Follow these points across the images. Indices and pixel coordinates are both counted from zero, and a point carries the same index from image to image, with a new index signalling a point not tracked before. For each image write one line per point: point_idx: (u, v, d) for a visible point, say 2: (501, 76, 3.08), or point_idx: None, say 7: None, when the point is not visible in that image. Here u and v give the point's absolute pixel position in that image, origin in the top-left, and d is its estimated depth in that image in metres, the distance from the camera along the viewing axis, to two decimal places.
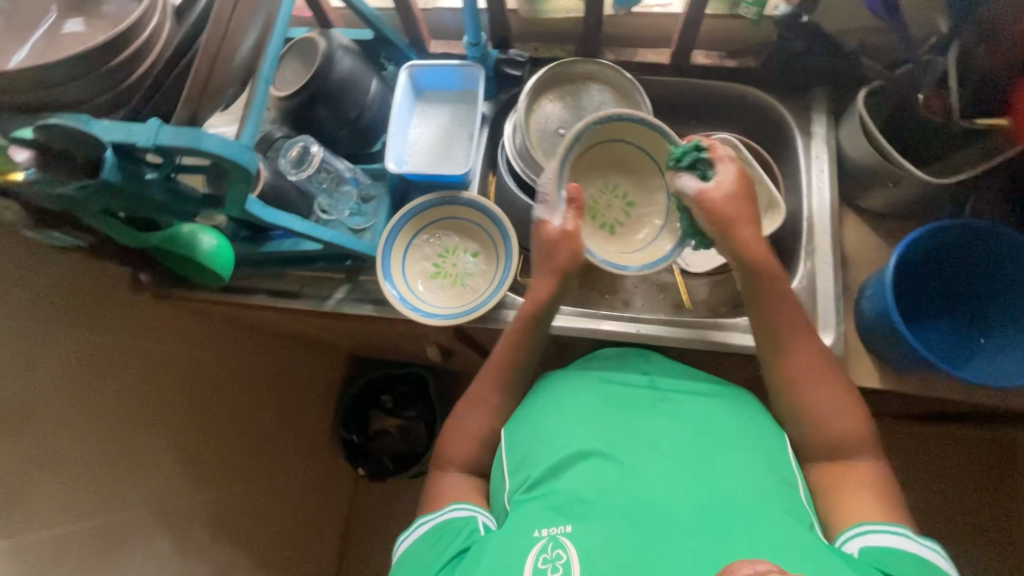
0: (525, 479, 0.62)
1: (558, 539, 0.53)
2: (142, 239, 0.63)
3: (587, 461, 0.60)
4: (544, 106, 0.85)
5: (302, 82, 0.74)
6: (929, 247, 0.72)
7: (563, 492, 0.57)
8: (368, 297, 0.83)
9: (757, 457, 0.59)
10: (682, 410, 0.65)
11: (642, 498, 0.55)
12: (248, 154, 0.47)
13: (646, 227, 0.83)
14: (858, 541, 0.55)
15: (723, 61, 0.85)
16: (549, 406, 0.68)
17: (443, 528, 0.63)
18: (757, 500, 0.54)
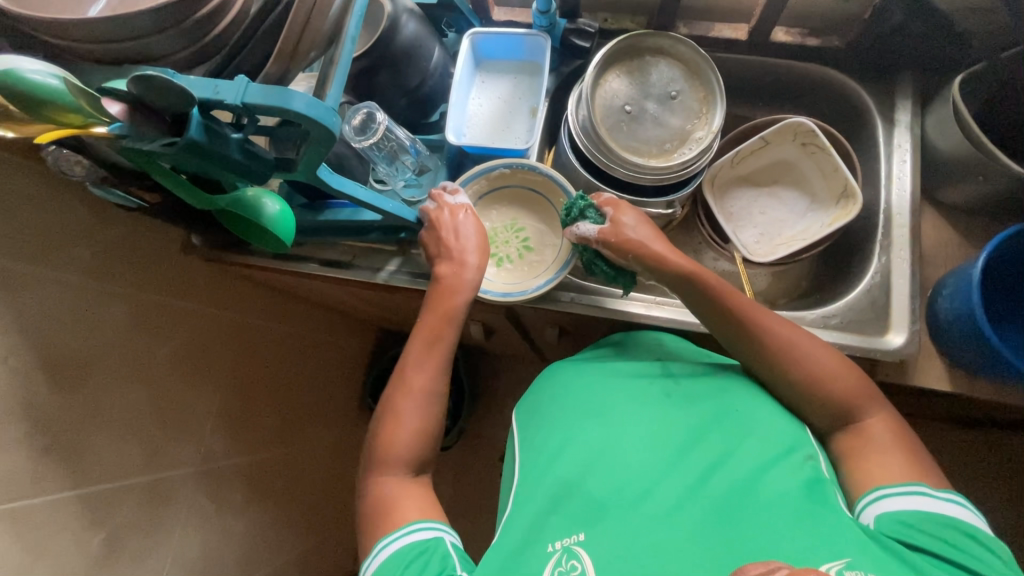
0: (534, 479, 0.61)
1: (572, 549, 0.52)
2: (209, 201, 0.62)
3: (595, 459, 0.59)
4: (610, 81, 0.81)
5: (366, 45, 0.71)
6: (1018, 247, 0.68)
7: (573, 494, 0.56)
8: (420, 271, 0.82)
9: (780, 442, 0.57)
10: (693, 400, 0.64)
11: (648, 500, 0.54)
12: (333, 117, 0.46)
13: (529, 272, 0.79)
14: (876, 507, 0.52)
15: (805, 39, 0.80)
16: (561, 405, 0.67)
17: (404, 557, 0.54)
18: (770, 491, 0.52)
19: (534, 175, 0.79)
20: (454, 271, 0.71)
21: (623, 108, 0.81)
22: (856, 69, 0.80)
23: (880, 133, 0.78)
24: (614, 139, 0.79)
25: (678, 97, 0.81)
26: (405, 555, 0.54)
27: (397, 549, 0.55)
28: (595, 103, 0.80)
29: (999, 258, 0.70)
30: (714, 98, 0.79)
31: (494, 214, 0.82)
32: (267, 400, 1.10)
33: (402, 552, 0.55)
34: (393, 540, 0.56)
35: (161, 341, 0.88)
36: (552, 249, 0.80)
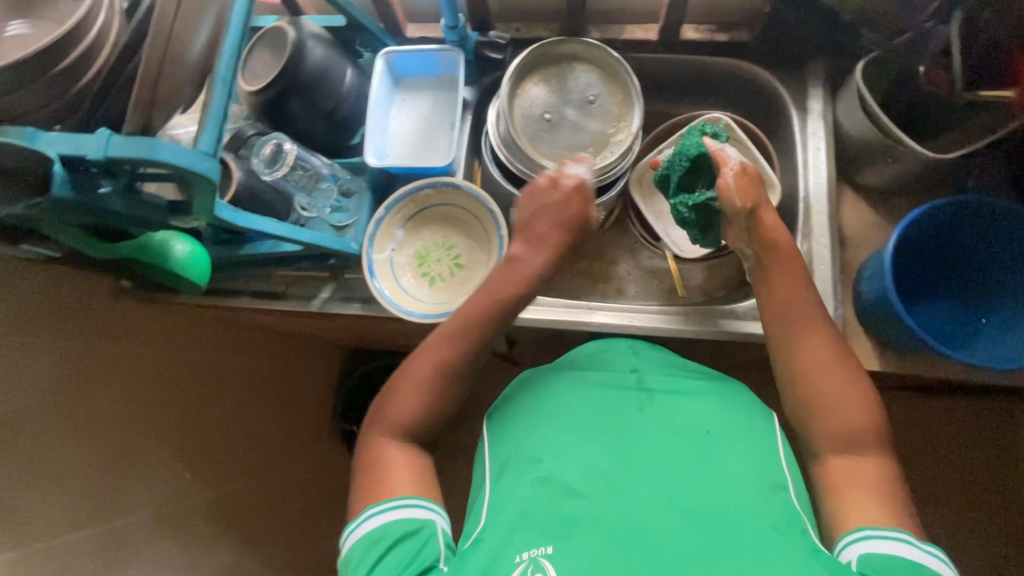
0: (503, 495, 0.60)
1: (538, 561, 0.51)
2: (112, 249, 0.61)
3: (568, 474, 0.58)
4: (528, 89, 0.81)
5: (273, 75, 0.70)
6: (932, 224, 0.70)
7: (545, 507, 0.56)
8: (355, 296, 0.81)
9: (752, 466, 0.59)
10: (669, 413, 0.64)
11: (625, 516, 0.53)
12: (207, 161, 0.45)
13: (462, 289, 0.79)
14: (861, 548, 0.53)
15: (714, 36, 0.81)
16: (533, 413, 0.66)
17: (391, 535, 0.57)
18: (748, 517, 0.53)
19: (457, 193, 0.79)
20: (526, 255, 0.66)
21: (542, 116, 0.80)
22: (766, 60, 0.81)
23: (795, 122, 0.79)
24: (536, 148, 0.79)
25: (596, 101, 0.81)
26: (397, 529, 0.57)
27: (391, 519, 0.58)
28: (514, 114, 0.80)
29: (915, 243, 0.72)
30: (631, 100, 0.79)
31: (428, 232, 0.81)
32: None
33: (391, 530, 0.57)
34: (387, 510, 0.59)
35: None
36: (482, 265, 0.80)
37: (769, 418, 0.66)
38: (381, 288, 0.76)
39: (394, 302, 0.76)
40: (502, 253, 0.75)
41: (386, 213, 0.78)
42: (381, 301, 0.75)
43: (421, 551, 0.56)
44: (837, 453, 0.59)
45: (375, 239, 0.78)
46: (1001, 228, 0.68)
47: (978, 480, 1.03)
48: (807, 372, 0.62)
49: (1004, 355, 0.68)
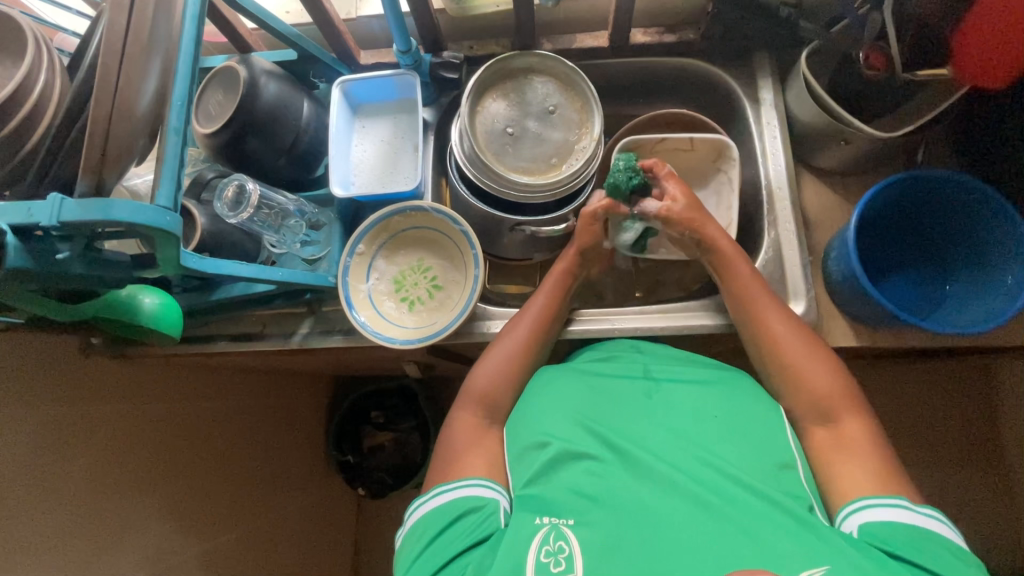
0: (520, 477, 0.60)
1: (560, 531, 0.54)
2: (78, 312, 0.59)
3: (586, 460, 0.59)
4: (487, 105, 0.82)
5: (227, 116, 0.69)
6: (885, 199, 0.73)
7: (563, 492, 0.57)
8: (334, 328, 0.80)
9: (761, 452, 0.58)
10: (674, 398, 0.65)
11: (642, 498, 0.55)
12: (167, 216, 0.44)
13: (443, 310, 0.78)
14: (856, 518, 0.53)
15: (662, 37, 0.82)
16: (543, 402, 0.66)
17: (455, 509, 0.59)
18: (757, 500, 0.53)
19: (435, 217, 0.79)
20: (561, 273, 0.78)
21: (504, 130, 0.81)
22: (714, 57, 0.83)
23: (749, 114, 0.81)
24: (502, 162, 0.80)
25: (556, 110, 0.82)
26: (458, 507, 0.59)
27: (450, 499, 0.60)
28: (476, 130, 0.81)
29: (875, 211, 0.75)
30: (589, 106, 0.81)
31: (402, 257, 0.81)
32: (231, 478, 1.03)
33: (457, 503, 0.59)
34: (462, 487, 0.60)
35: (85, 447, 0.81)
36: (461, 284, 0.79)
37: (774, 403, 0.64)
38: (359, 318, 0.75)
39: (373, 330, 0.75)
40: (481, 268, 0.75)
41: (359, 239, 0.78)
42: (359, 329, 0.74)
43: (476, 528, 0.57)
44: (823, 435, 0.61)
45: (350, 270, 0.77)
46: (966, 195, 0.68)
47: (961, 436, 1.06)
48: (787, 360, 0.65)
49: (970, 318, 0.69)
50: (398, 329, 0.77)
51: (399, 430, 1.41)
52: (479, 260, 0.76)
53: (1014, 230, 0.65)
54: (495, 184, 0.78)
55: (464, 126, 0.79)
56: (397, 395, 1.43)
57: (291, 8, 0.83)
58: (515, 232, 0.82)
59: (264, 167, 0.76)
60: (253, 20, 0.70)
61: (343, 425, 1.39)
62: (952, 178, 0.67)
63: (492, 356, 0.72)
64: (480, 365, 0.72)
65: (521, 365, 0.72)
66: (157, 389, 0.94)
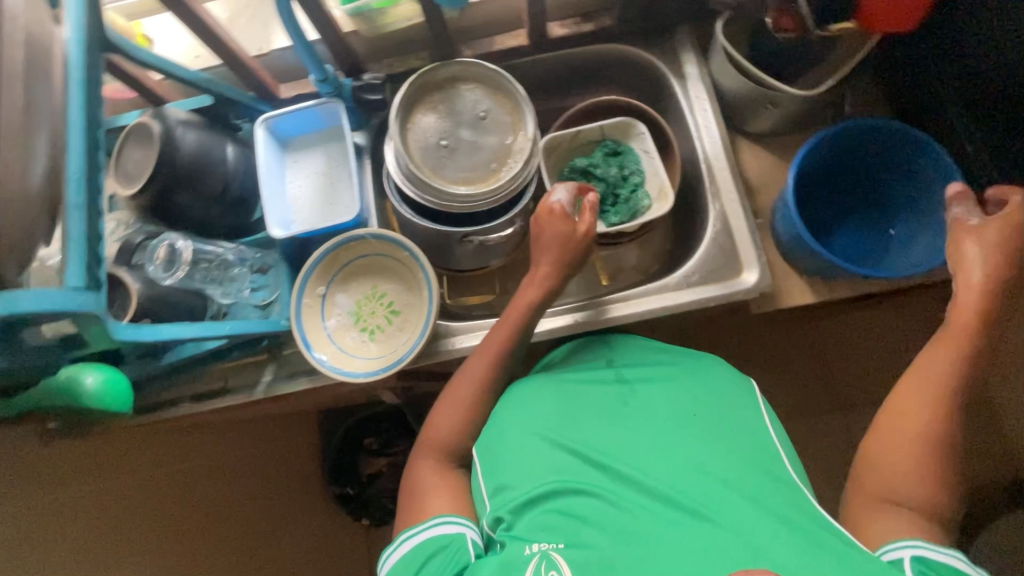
0: (502, 509, 0.59)
1: (551, 559, 0.53)
2: (30, 397, 0.59)
3: (570, 477, 0.58)
4: (418, 121, 0.81)
5: (147, 174, 0.66)
6: (824, 153, 0.74)
7: (551, 513, 0.56)
8: (298, 370, 0.78)
9: (749, 446, 0.60)
10: (651, 402, 0.66)
11: (634, 509, 0.55)
12: (82, 296, 0.44)
13: (405, 334, 0.77)
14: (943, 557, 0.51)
15: (580, 27, 0.82)
16: (523, 418, 0.65)
17: (436, 543, 0.59)
18: (751, 501, 0.53)
19: (380, 244, 0.78)
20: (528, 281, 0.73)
21: (439, 143, 0.80)
22: (635, 39, 0.83)
23: (677, 90, 0.81)
24: (441, 176, 0.79)
25: (488, 116, 0.81)
26: (426, 548, 0.59)
27: (412, 547, 0.60)
28: (410, 147, 0.79)
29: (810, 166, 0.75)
30: (519, 107, 0.80)
31: (355, 288, 0.79)
32: (242, 540, 1.01)
33: (436, 538, 0.60)
34: (443, 522, 0.61)
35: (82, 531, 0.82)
36: (418, 305, 0.78)
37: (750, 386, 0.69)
38: (320, 358, 0.73)
39: (337, 368, 0.73)
40: (435, 287, 0.74)
41: (308, 274, 0.76)
42: (320, 369, 0.72)
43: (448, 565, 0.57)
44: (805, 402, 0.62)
45: (303, 310, 0.75)
46: (903, 142, 0.70)
47: None
48: None
49: (908, 263, 0.74)
50: (360, 362, 0.75)
51: (394, 455, 1.38)
52: (432, 278, 0.75)
53: (940, 160, 0.67)
54: (438, 199, 0.77)
55: (397, 147, 0.77)
56: (386, 420, 1.41)
57: (198, 53, 0.81)
58: (465, 243, 0.81)
59: (198, 219, 0.73)
60: (159, 72, 0.68)
61: (337, 459, 1.36)
62: (879, 125, 0.69)
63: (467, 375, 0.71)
64: (446, 400, 0.71)
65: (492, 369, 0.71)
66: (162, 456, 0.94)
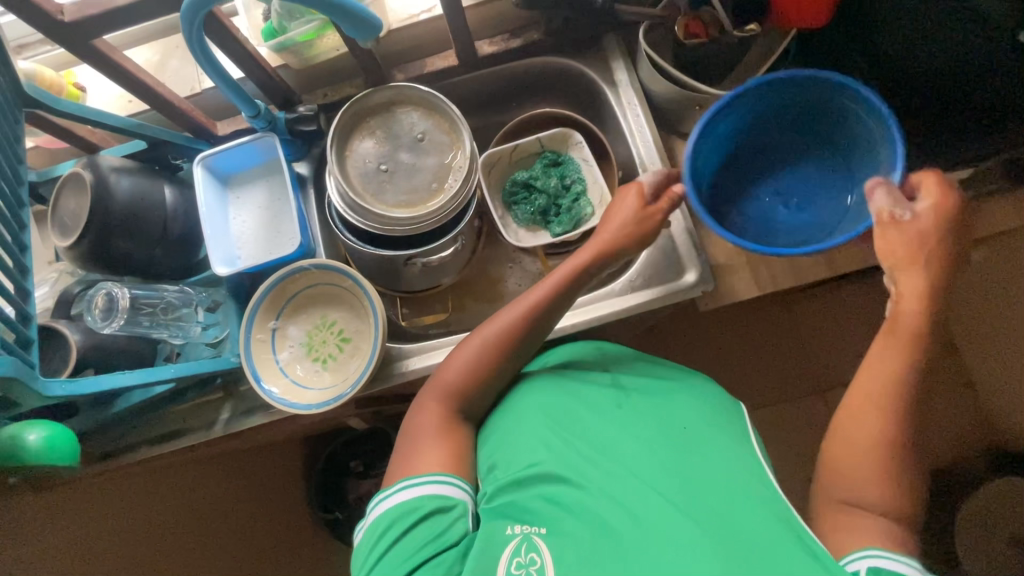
0: (493, 486, 0.62)
1: (532, 542, 0.56)
2: None
3: (557, 469, 0.60)
4: (356, 148, 0.81)
5: (83, 223, 0.67)
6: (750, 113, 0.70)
7: (537, 500, 0.59)
8: (255, 405, 0.78)
9: (732, 452, 0.58)
10: (643, 408, 0.65)
11: (617, 503, 0.56)
12: None
13: (356, 361, 0.77)
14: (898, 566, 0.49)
15: (508, 43, 0.83)
16: (521, 411, 0.67)
17: (430, 505, 0.60)
18: (729, 510, 0.53)
19: (325, 273, 0.78)
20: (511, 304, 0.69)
21: (379, 168, 0.80)
22: (564, 51, 0.84)
23: (609, 97, 0.82)
24: (382, 201, 0.79)
25: (425, 137, 0.81)
26: (424, 504, 0.60)
27: (409, 497, 0.60)
28: (351, 175, 0.80)
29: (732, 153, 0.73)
30: (455, 126, 0.80)
31: (304, 318, 0.79)
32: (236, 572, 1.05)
33: (432, 498, 0.60)
34: (444, 482, 0.61)
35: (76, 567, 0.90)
36: (368, 331, 0.78)
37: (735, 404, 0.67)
38: (272, 392, 0.74)
39: (290, 400, 0.73)
40: (381, 312, 0.74)
41: (256, 309, 0.76)
42: (272, 404, 0.73)
43: (440, 530, 0.58)
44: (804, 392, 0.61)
45: (252, 345, 0.76)
46: (825, 89, 0.65)
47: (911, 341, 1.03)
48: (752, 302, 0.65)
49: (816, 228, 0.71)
50: (314, 393, 0.75)
51: None
52: (378, 305, 0.75)
53: (873, 107, 0.61)
54: (380, 225, 0.77)
55: (337, 176, 0.78)
56: None
57: (130, 98, 0.81)
58: (410, 265, 0.83)
59: (141, 263, 0.73)
60: (86, 122, 0.68)
61: None
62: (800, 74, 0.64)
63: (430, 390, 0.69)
64: (449, 362, 0.69)
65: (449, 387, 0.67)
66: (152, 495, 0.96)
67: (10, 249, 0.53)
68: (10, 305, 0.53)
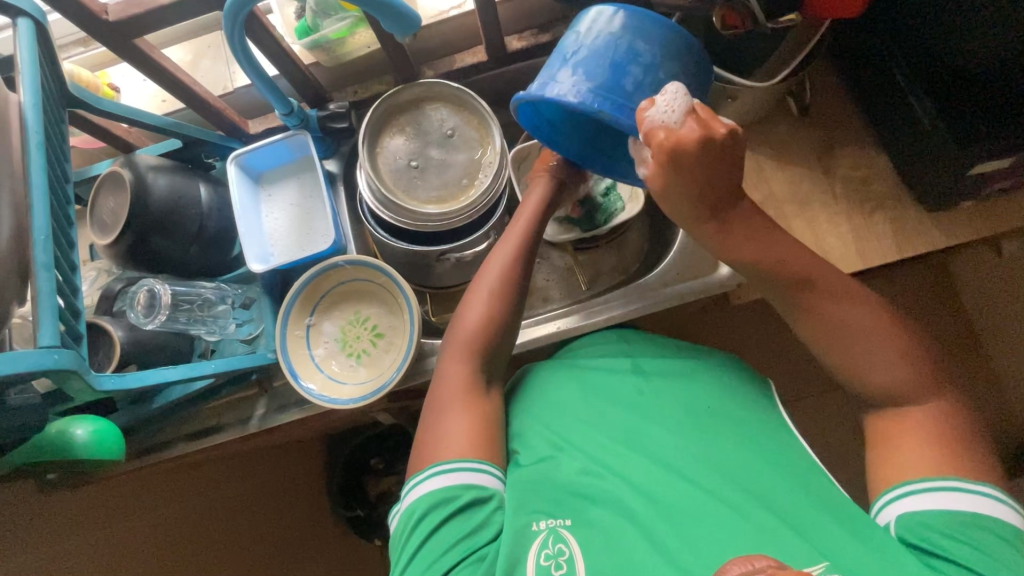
0: (515, 473, 0.62)
1: (558, 532, 0.55)
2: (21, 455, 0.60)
3: (581, 460, 0.61)
4: (387, 144, 0.81)
5: (122, 221, 0.67)
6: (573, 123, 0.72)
7: (564, 490, 0.59)
8: (289, 401, 0.79)
9: (767, 443, 0.59)
10: (665, 394, 0.66)
11: (645, 492, 0.57)
12: (56, 354, 0.47)
13: (391, 355, 0.78)
14: (930, 500, 0.51)
15: (537, 38, 0.83)
16: (543, 402, 0.68)
17: (466, 495, 0.57)
18: (762, 497, 0.54)
19: (357, 269, 0.78)
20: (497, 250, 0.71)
21: (409, 165, 0.81)
22: None
23: None
24: (413, 197, 0.80)
25: (455, 133, 0.82)
26: (463, 494, 0.57)
27: (445, 485, 0.58)
28: (382, 171, 0.80)
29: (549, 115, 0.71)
30: (485, 121, 0.81)
31: (338, 314, 0.80)
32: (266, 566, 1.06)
33: (468, 487, 0.58)
34: (481, 471, 0.59)
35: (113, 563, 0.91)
36: (401, 326, 0.79)
37: (768, 386, 0.68)
38: (310, 387, 0.74)
39: (326, 396, 0.74)
40: (416, 307, 0.74)
41: (291, 306, 0.77)
42: (309, 398, 0.73)
43: (476, 522, 0.57)
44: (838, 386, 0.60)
45: (288, 340, 0.76)
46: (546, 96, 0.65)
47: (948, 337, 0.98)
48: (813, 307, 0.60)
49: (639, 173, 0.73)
50: (350, 388, 0.75)
51: None
52: (413, 300, 0.75)
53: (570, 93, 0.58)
54: (413, 221, 0.77)
55: (368, 172, 0.78)
56: None
57: (165, 97, 0.82)
58: (442, 260, 0.83)
59: (178, 261, 0.73)
60: (124, 121, 0.69)
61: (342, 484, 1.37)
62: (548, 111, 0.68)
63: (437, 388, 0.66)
64: (466, 312, 0.68)
65: (474, 357, 0.66)
66: (182, 493, 0.96)
67: (60, 245, 0.54)
68: (62, 301, 0.53)
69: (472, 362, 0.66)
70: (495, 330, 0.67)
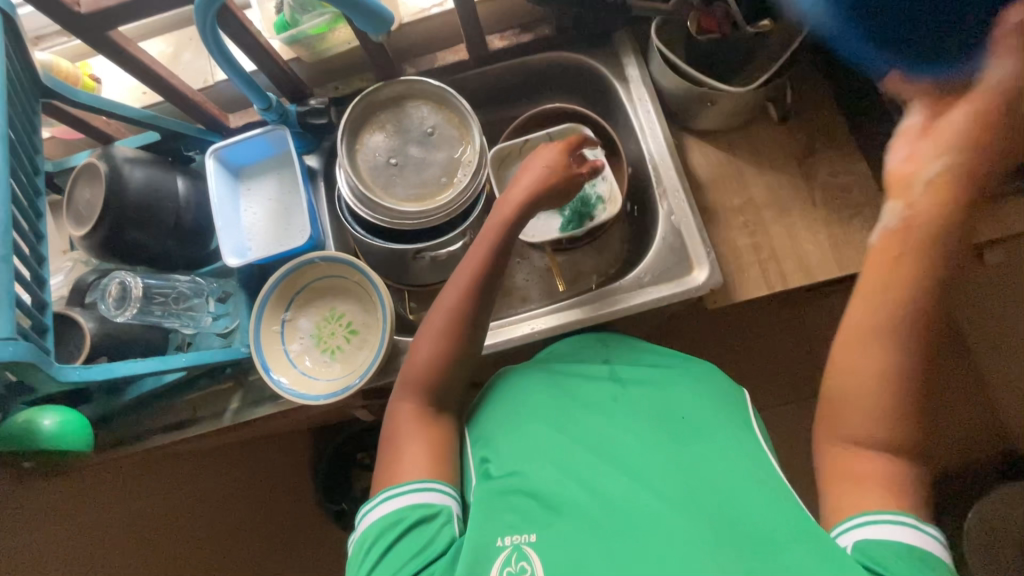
0: (487, 481, 0.62)
1: (522, 549, 0.55)
2: None
3: (550, 467, 0.60)
4: (367, 140, 0.81)
5: (96, 214, 0.67)
6: None
7: (531, 499, 0.58)
8: (264, 396, 0.79)
9: (732, 450, 0.59)
10: (639, 402, 0.66)
11: (612, 502, 0.56)
12: (9, 346, 0.47)
13: (364, 353, 0.78)
14: (891, 531, 0.51)
15: (518, 38, 0.83)
16: (517, 406, 0.68)
17: (417, 514, 0.59)
18: (727, 509, 0.54)
19: (335, 266, 0.78)
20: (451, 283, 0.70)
21: (388, 162, 0.81)
22: (575, 46, 0.84)
23: (620, 92, 0.83)
24: (391, 194, 0.80)
25: (435, 131, 0.81)
26: (413, 513, 0.59)
27: (397, 505, 0.59)
28: (360, 167, 0.80)
29: None
30: (465, 120, 0.80)
31: (313, 310, 0.80)
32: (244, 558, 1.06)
33: (419, 507, 0.59)
34: (432, 490, 0.60)
35: None
36: (375, 324, 0.79)
37: (740, 392, 0.68)
38: (281, 383, 0.74)
39: (297, 391, 0.74)
40: (389, 305, 0.74)
41: (266, 301, 0.77)
42: (280, 394, 0.74)
43: (429, 540, 0.57)
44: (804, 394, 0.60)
45: (261, 335, 0.77)
46: None
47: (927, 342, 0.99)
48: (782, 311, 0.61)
49: None
50: (322, 385, 0.75)
51: None
52: (386, 298, 0.75)
53: None
54: (388, 219, 0.78)
55: (346, 169, 0.78)
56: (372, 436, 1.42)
57: (145, 90, 0.82)
58: (419, 258, 0.83)
59: (153, 254, 0.73)
60: (101, 112, 0.69)
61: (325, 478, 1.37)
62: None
63: (421, 384, 0.67)
64: (417, 347, 0.68)
65: (421, 395, 0.67)
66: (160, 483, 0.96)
67: (26, 237, 0.54)
68: (27, 294, 0.54)
69: (421, 398, 0.66)
70: (466, 331, 0.68)
